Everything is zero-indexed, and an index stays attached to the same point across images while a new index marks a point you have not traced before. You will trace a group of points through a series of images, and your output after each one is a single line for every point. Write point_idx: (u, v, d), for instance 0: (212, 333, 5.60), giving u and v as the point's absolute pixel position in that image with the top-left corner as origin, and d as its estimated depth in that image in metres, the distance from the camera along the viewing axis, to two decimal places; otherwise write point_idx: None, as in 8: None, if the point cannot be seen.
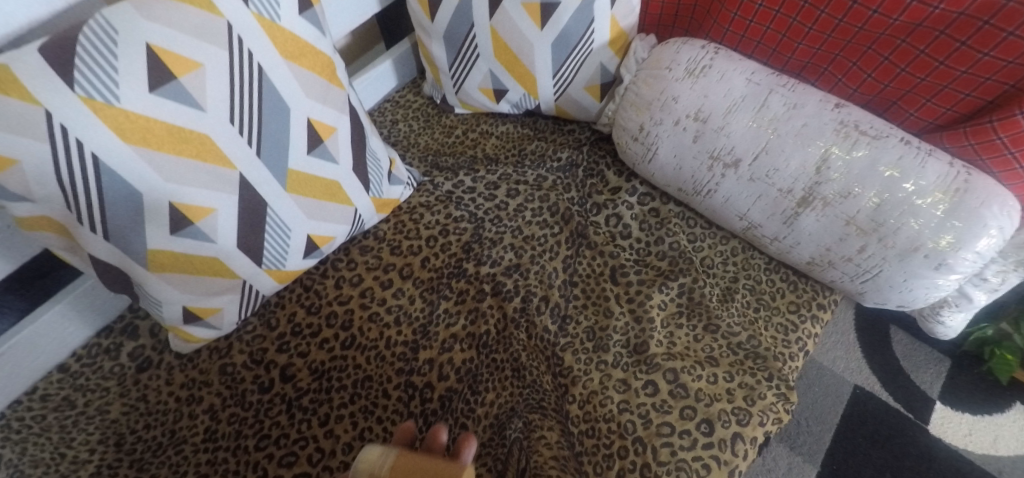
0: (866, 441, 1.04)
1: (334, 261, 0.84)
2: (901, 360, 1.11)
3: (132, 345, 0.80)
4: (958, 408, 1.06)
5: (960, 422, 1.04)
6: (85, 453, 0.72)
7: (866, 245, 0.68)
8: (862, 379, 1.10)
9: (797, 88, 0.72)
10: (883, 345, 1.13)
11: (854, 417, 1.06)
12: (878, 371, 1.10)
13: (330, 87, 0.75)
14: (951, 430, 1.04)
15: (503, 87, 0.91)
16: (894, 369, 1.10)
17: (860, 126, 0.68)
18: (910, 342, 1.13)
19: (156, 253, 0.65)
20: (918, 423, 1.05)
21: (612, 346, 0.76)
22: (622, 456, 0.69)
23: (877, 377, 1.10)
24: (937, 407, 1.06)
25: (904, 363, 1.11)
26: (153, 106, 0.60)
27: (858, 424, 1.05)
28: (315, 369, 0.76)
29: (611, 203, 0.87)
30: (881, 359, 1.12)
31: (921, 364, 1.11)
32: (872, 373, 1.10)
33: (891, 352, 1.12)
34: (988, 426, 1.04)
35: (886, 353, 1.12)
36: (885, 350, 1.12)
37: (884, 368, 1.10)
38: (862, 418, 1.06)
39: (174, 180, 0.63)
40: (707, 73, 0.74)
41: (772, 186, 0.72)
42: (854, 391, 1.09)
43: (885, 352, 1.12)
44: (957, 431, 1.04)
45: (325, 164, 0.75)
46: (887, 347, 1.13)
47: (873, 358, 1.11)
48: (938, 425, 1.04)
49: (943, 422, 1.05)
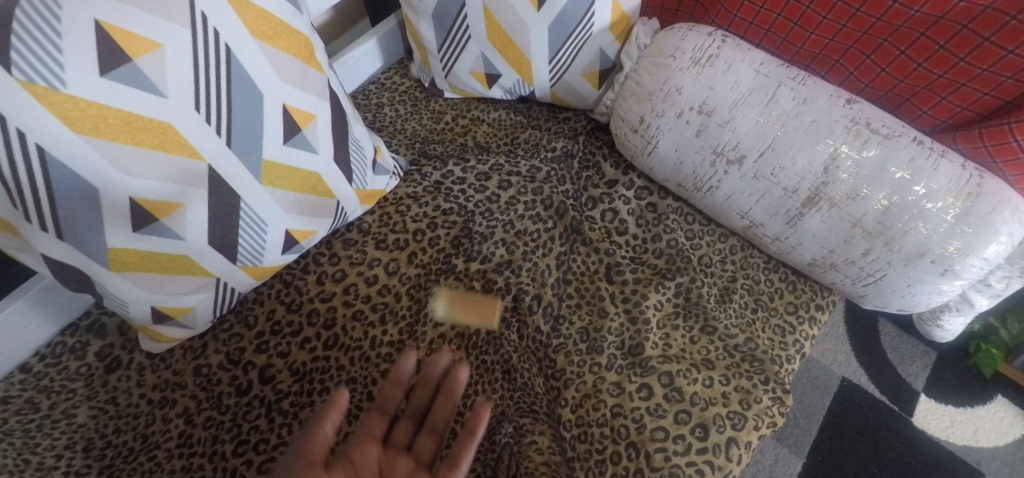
0: (852, 433, 1.04)
1: (315, 255, 0.80)
2: (889, 352, 1.11)
3: (100, 344, 0.75)
4: (942, 400, 1.06)
5: (943, 415, 1.05)
6: (51, 459, 0.67)
7: (871, 248, 0.66)
8: (850, 371, 1.10)
9: (808, 81, 0.68)
10: (872, 336, 1.13)
11: (841, 410, 1.06)
12: (866, 364, 1.10)
13: (308, 71, 0.69)
14: (934, 422, 1.04)
15: (496, 72, 0.87)
16: (882, 362, 1.10)
17: (872, 123, 0.65)
18: (898, 334, 1.12)
19: (117, 252, 0.60)
20: (902, 416, 1.05)
21: (606, 347, 0.73)
22: (615, 462, 0.67)
23: (865, 369, 1.10)
24: (922, 399, 1.06)
25: (892, 355, 1.10)
26: (106, 92, 0.54)
27: (844, 416, 1.06)
28: (295, 370, 0.73)
29: (608, 197, 0.84)
30: (870, 352, 1.11)
31: (909, 356, 1.10)
32: (859, 366, 1.10)
33: (879, 343, 1.12)
34: (970, 418, 1.04)
35: (874, 345, 1.12)
36: (874, 342, 1.12)
37: (872, 361, 1.10)
38: (848, 411, 1.06)
39: (135, 174, 0.57)
40: (713, 62, 0.70)
41: (776, 186, 0.68)
42: (842, 383, 1.09)
43: (873, 344, 1.12)
44: (940, 423, 1.04)
45: (304, 154, 0.70)
46: (876, 339, 1.13)
47: (862, 351, 1.11)
48: (923, 417, 1.05)
49: (927, 414, 1.05)
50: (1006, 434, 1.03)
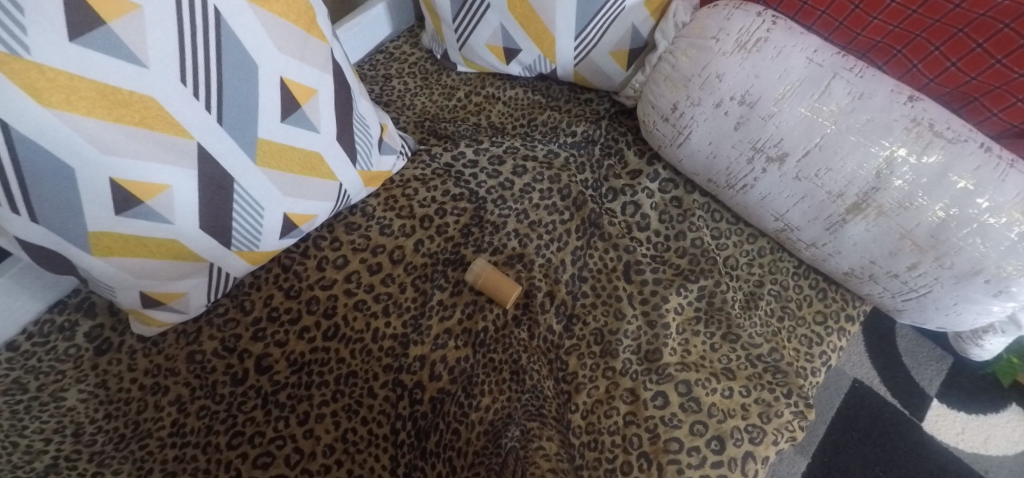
0: (859, 435, 0.97)
1: (316, 239, 0.75)
2: (905, 355, 1.04)
3: (90, 324, 0.72)
4: (954, 405, 0.99)
5: (954, 421, 0.98)
6: (40, 443, 0.64)
7: (919, 262, 0.60)
8: (863, 372, 1.02)
9: (866, 73, 0.61)
10: (889, 338, 1.05)
11: (849, 411, 0.99)
12: (879, 366, 1.03)
13: (308, 39, 0.63)
14: (944, 428, 0.98)
15: (516, 46, 0.81)
16: (896, 365, 1.03)
17: (935, 125, 0.57)
18: (915, 337, 1.05)
19: (99, 236, 0.55)
20: (912, 419, 0.98)
21: (622, 352, 0.69)
22: (625, 472, 0.63)
23: (878, 371, 1.02)
24: (933, 404, 0.99)
25: (906, 358, 1.03)
26: (78, 60, 0.48)
27: (852, 417, 0.98)
28: (294, 360, 0.69)
29: (630, 189, 0.79)
30: (884, 354, 1.04)
31: (924, 360, 1.03)
32: (872, 367, 1.03)
33: (894, 345, 1.05)
34: (981, 426, 0.98)
35: (889, 348, 1.04)
36: (890, 344, 1.05)
37: (886, 363, 1.03)
38: (856, 413, 0.99)
39: (114, 152, 0.52)
40: (762, 47, 0.64)
41: (819, 188, 0.63)
42: (854, 384, 1.01)
43: (889, 346, 1.05)
44: (950, 430, 0.97)
45: (304, 134, 0.64)
46: (892, 340, 1.05)
47: (876, 353, 1.04)
48: (933, 422, 0.98)
49: (938, 420, 0.98)
50: (1018, 443, 0.96)
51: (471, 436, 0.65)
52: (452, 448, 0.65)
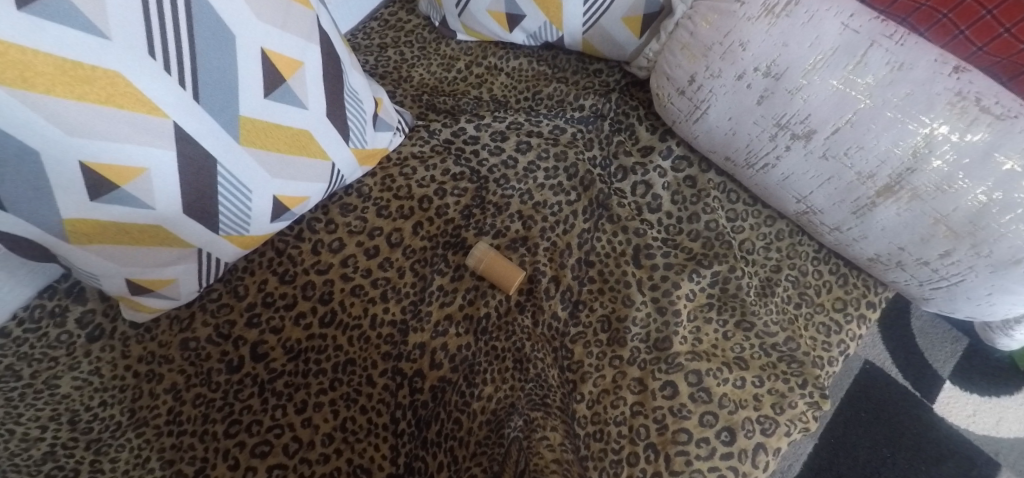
0: (869, 417, 0.85)
1: (311, 221, 0.72)
2: (919, 336, 0.90)
3: (80, 310, 0.69)
4: (967, 387, 0.86)
5: (966, 403, 0.86)
6: (36, 430, 0.62)
7: (954, 249, 0.56)
8: (875, 353, 0.89)
9: (907, 40, 0.54)
10: (902, 318, 0.91)
11: (860, 393, 0.87)
12: (892, 348, 0.89)
13: (291, 6, 0.58)
14: (955, 410, 0.85)
15: (520, 12, 0.76)
16: (911, 346, 0.89)
17: (982, 100, 0.51)
18: (931, 316, 0.91)
19: (77, 223, 0.52)
20: (924, 402, 0.86)
21: (630, 340, 0.66)
22: (632, 464, 0.60)
23: (890, 351, 0.89)
24: (945, 385, 0.87)
25: (921, 340, 0.89)
26: (30, 31, 0.43)
27: (864, 399, 0.86)
28: (290, 348, 0.66)
29: (641, 168, 0.75)
30: (899, 336, 0.90)
31: (939, 340, 0.89)
32: (884, 348, 0.89)
33: (910, 326, 0.91)
34: (993, 408, 0.85)
35: (903, 328, 0.90)
36: (904, 325, 0.91)
37: (900, 344, 0.89)
38: (867, 395, 0.86)
39: (81, 134, 0.48)
40: (792, 11, 0.58)
41: (848, 168, 0.59)
42: (864, 367, 0.88)
43: (903, 326, 0.91)
44: (962, 411, 0.85)
45: (290, 110, 0.60)
46: (906, 321, 0.91)
47: (890, 334, 0.90)
48: (943, 404, 0.86)
49: (948, 402, 0.86)
50: None
51: (472, 426, 0.63)
52: (454, 438, 0.63)
